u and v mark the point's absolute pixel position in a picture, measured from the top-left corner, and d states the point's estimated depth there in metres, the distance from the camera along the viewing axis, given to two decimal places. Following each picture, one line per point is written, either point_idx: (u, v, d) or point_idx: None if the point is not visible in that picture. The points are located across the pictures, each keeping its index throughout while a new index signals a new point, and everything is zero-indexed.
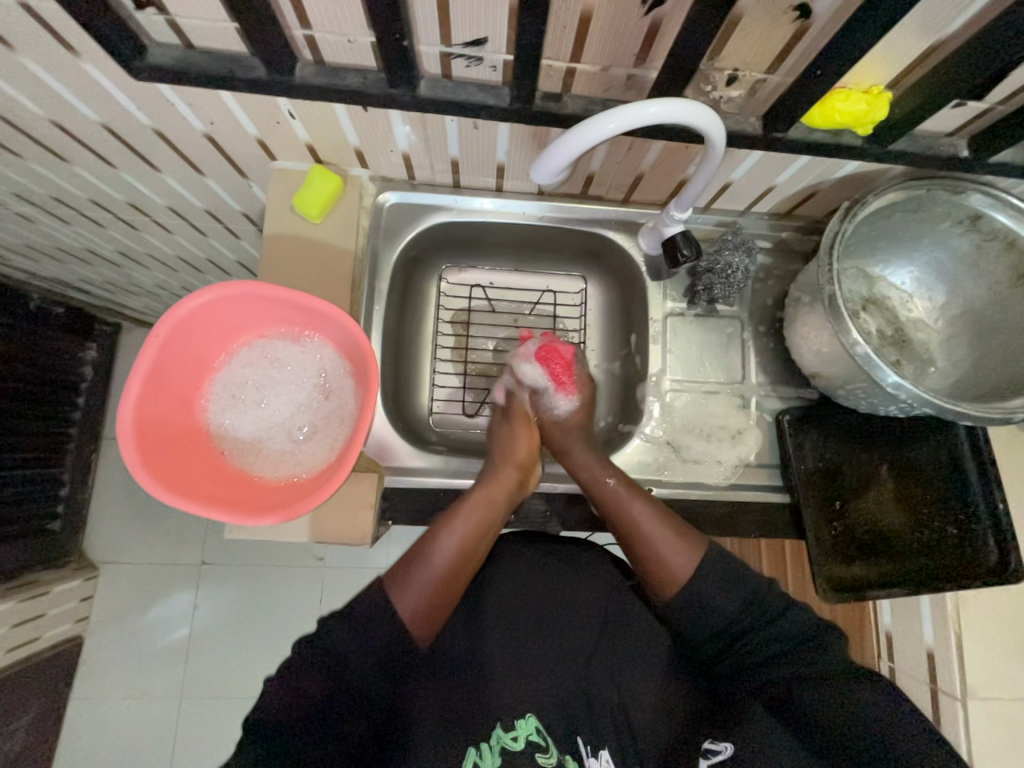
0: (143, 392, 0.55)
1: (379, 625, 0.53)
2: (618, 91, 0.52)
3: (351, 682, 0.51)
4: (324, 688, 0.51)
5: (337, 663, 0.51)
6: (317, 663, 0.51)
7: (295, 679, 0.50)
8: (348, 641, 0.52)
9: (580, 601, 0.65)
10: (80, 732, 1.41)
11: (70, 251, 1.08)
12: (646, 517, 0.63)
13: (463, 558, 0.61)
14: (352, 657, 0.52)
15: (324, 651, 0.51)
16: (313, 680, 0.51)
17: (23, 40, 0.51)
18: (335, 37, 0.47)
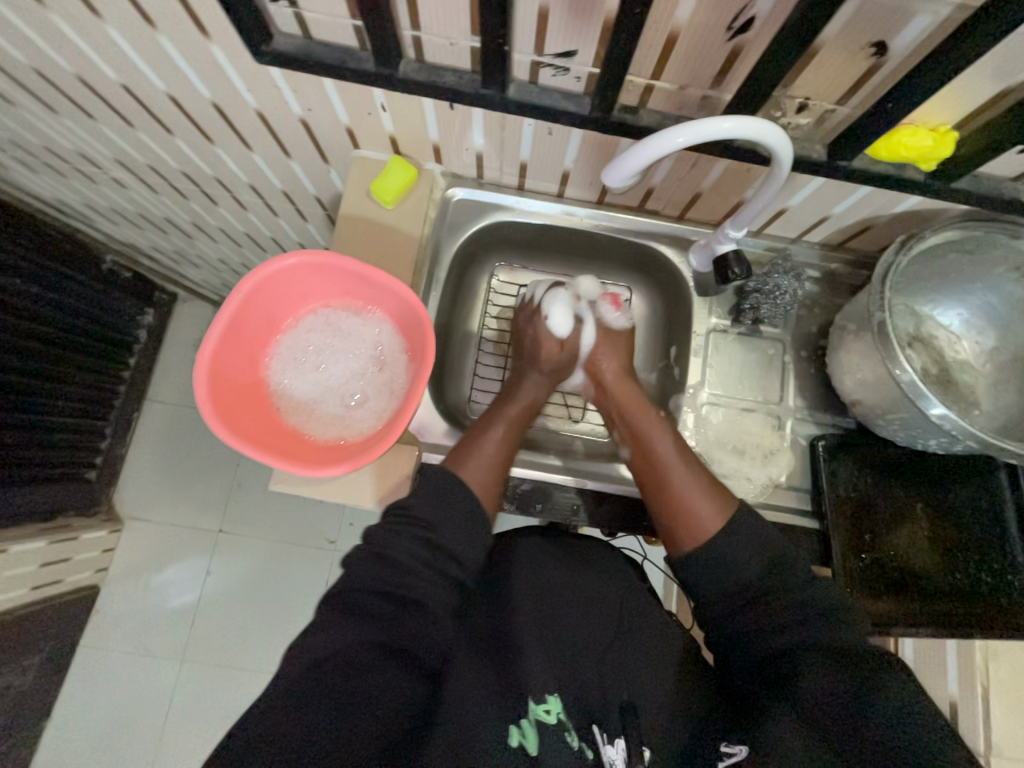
0: (220, 342, 0.59)
1: (462, 502, 0.62)
2: (691, 110, 0.56)
3: (441, 560, 0.58)
4: (413, 563, 0.56)
5: (431, 538, 0.58)
6: (408, 538, 0.57)
7: (385, 547, 0.57)
8: (432, 516, 0.60)
9: (599, 595, 0.67)
10: (84, 678, 1.45)
11: (150, 218, 1.17)
12: (670, 453, 0.68)
13: (507, 451, 0.70)
14: (446, 538, 0.59)
15: (417, 523, 0.59)
16: (404, 553, 0.56)
17: (165, 22, 0.57)
18: (440, 39, 0.52)
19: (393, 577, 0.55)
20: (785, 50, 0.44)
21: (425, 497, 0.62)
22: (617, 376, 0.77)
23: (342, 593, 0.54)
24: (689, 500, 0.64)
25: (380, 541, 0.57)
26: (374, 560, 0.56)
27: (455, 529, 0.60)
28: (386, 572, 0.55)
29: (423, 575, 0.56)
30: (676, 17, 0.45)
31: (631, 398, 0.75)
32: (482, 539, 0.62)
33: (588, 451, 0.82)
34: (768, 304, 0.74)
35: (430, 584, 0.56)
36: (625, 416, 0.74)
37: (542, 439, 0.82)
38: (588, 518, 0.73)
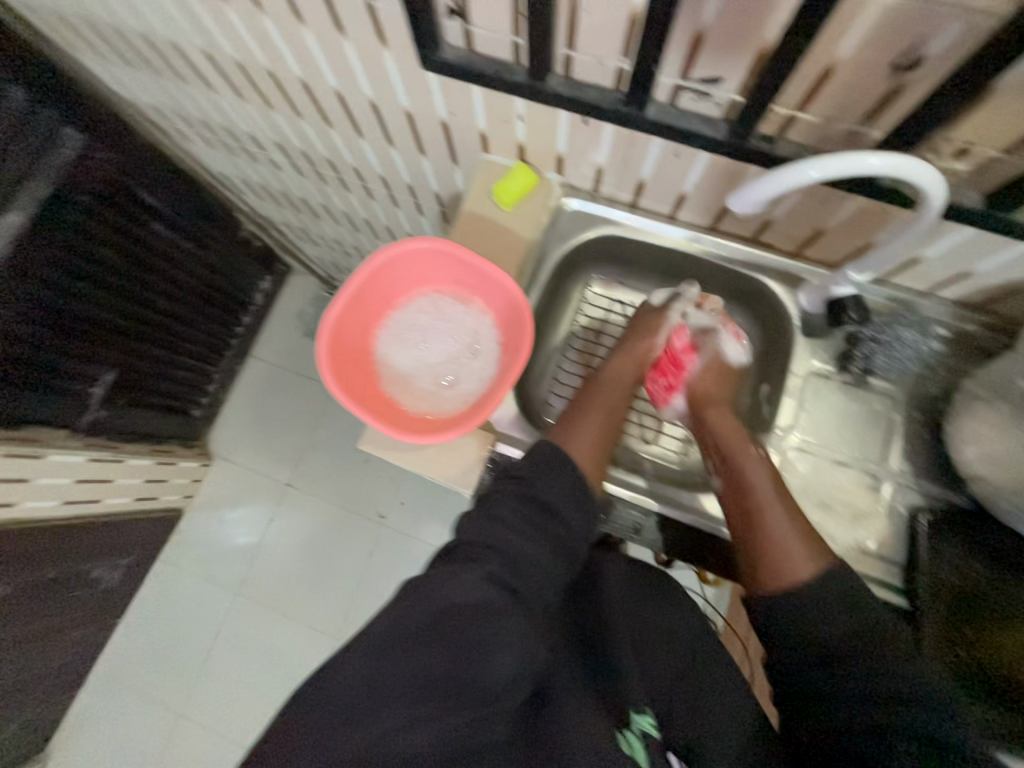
0: (344, 309, 0.66)
1: (569, 475, 0.64)
2: (833, 144, 0.54)
3: (549, 520, 0.60)
4: (523, 521, 0.59)
5: (537, 497, 0.62)
6: (519, 500, 0.61)
7: (495, 507, 0.60)
8: (547, 479, 0.63)
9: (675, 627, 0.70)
10: (158, 588, 1.64)
11: (290, 196, 1.33)
12: (768, 493, 0.64)
13: (597, 451, 0.69)
14: (554, 502, 0.62)
15: (526, 484, 0.63)
16: (514, 512, 0.60)
17: (353, 30, 0.66)
18: (590, 58, 0.56)
19: (503, 534, 0.57)
20: (954, 92, 0.42)
21: (531, 459, 0.65)
22: (719, 405, 0.75)
23: (460, 546, 0.57)
24: (780, 536, 0.61)
25: (491, 503, 0.61)
26: (487, 517, 0.59)
27: (564, 493, 0.62)
28: (496, 527, 0.58)
29: (531, 534, 0.59)
30: (837, 51, 0.45)
31: (727, 421, 0.72)
32: (588, 509, 0.63)
33: (657, 473, 0.81)
34: (883, 355, 0.69)
35: (538, 544, 0.58)
36: (716, 439, 0.71)
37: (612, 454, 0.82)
38: (648, 539, 0.73)
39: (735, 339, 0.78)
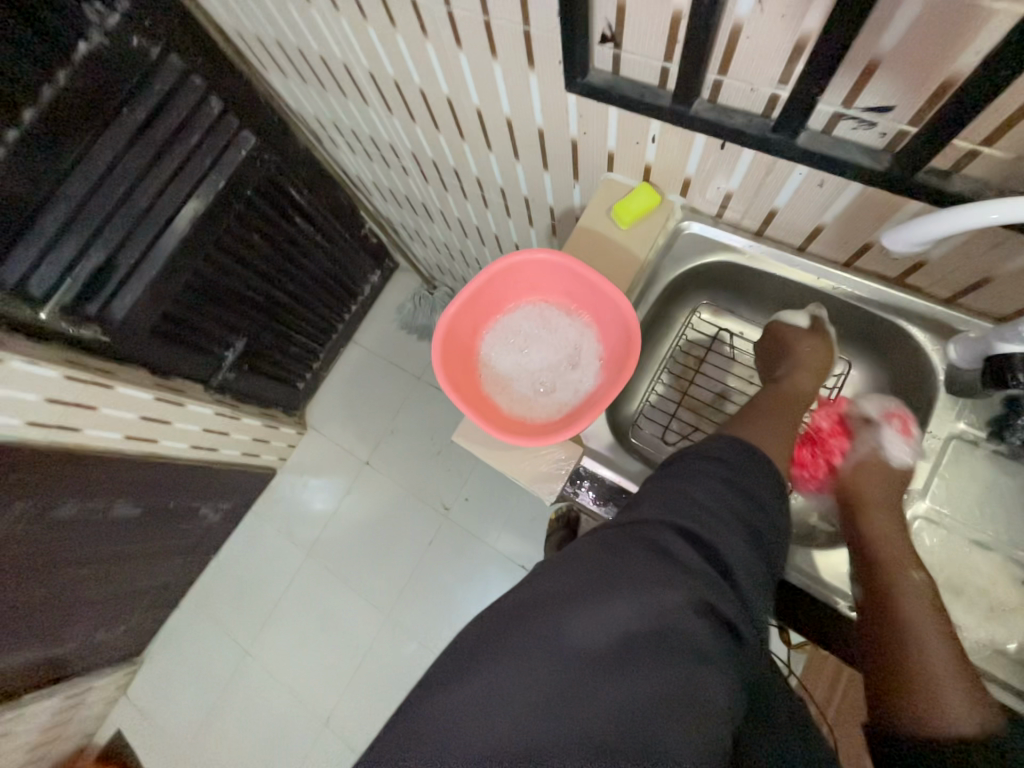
0: (461, 307, 0.71)
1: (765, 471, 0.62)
2: (1022, 185, 0.48)
3: (749, 512, 0.57)
4: (723, 512, 0.56)
5: (735, 482, 0.59)
6: (716, 483, 0.58)
7: (688, 484, 0.58)
8: (741, 469, 0.61)
9: None
10: (247, 534, 1.84)
11: (412, 200, 1.44)
12: (927, 624, 0.54)
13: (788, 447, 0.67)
14: (755, 491, 0.59)
15: (726, 465, 0.60)
16: (711, 495, 0.57)
17: (505, 53, 0.71)
18: (742, 84, 0.55)
19: (698, 517, 0.55)
20: None
21: (723, 440, 0.64)
22: (886, 508, 0.64)
23: (651, 528, 0.54)
24: (933, 685, 0.50)
25: (683, 477, 0.59)
26: (676, 493, 0.57)
27: (760, 484, 0.60)
28: (692, 508, 0.55)
29: (731, 524, 0.55)
30: None
31: (901, 547, 0.60)
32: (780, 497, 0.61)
33: None
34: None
35: (735, 541, 0.54)
36: (876, 554, 0.61)
37: None
38: None
39: (903, 436, 0.68)
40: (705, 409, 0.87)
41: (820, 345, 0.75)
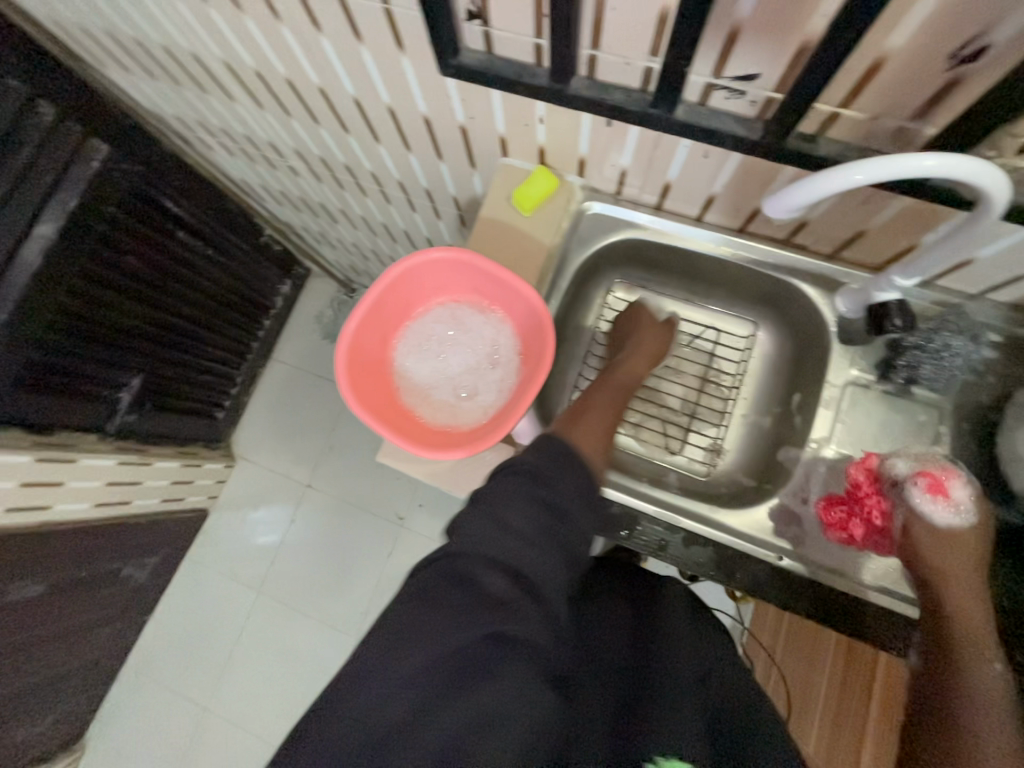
0: (362, 320, 0.65)
1: (578, 472, 0.60)
2: (879, 142, 0.51)
3: (558, 523, 0.56)
4: (531, 530, 0.54)
5: (550, 498, 0.57)
6: (531, 501, 0.56)
7: (503, 509, 0.54)
8: (550, 473, 0.59)
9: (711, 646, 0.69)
10: (184, 584, 1.68)
11: (308, 201, 1.32)
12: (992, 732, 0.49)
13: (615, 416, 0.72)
14: (561, 498, 0.58)
15: (542, 481, 0.58)
16: (524, 517, 0.54)
17: (370, 35, 0.65)
18: (616, 58, 0.53)
19: (508, 544, 0.53)
20: None
21: (542, 452, 0.60)
22: (977, 595, 0.54)
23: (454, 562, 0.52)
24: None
25: (500, 500, 0.56)
26: (489, 519, 0.54)
27: (572, 491, 0.59)
28: (501, 535, 0.53)
29: (539, 543, 0.54)
30: (891, 43, 0.42)
31: (982, 640, 0.53)
32: (592, 497, 0.60)
33: (682, 486, 0.79)
34: (930, 364, 0.65)
35: (544, 558, 0.54)
36: (947, 638, 0.54)
37: (634, 466, 0.81)
38: (675, 557, 0.68)
39: (937, 496, 0.56)
40: None
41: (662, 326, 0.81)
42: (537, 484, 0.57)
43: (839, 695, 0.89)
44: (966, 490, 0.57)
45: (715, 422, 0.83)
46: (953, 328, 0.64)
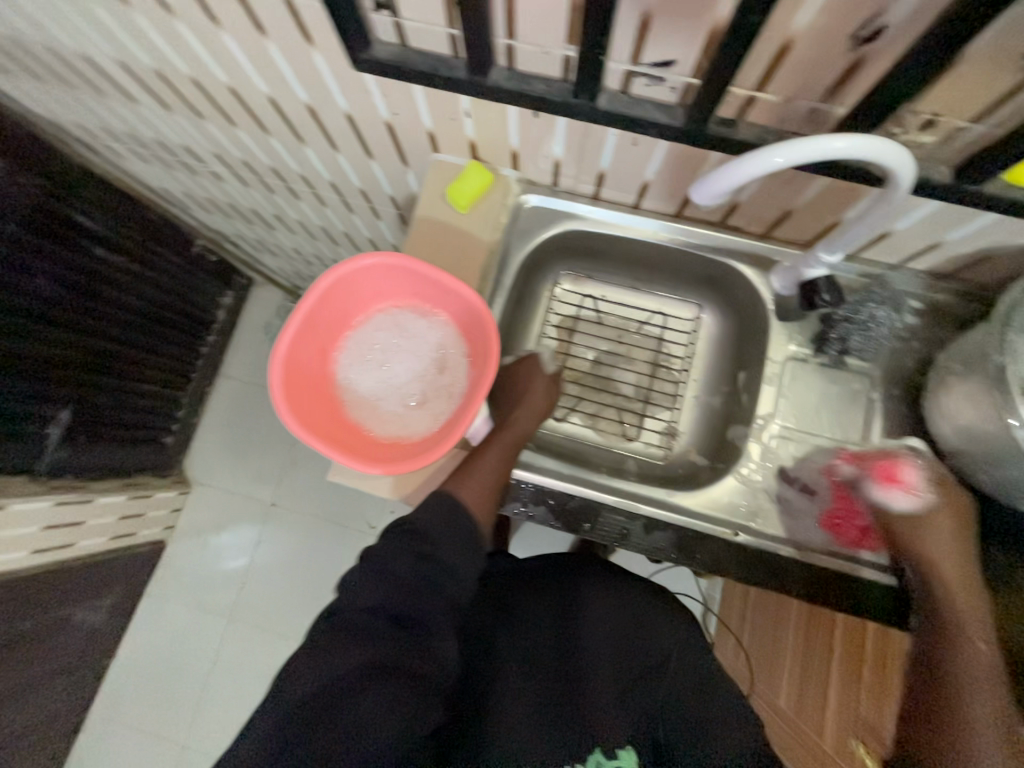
0: (296, 336, 0.62)
1: (463, 526, 0.60)
2: (796, 123, 0.52)
3: (437, 574, 0.57)
4: (410, 581, 0.56)
5: (431, 552, 0.58)
6: (413, 556, 0.57)
7: (390, 561, 0.56)
8: (441, 526, 0.59)
9: (651, 643, 0.70)
10: (144, 622, 1.58)
11: (238, 208, 1.24)
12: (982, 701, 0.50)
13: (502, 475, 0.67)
14: (449, 550, 0.59)
15: (422, 537, 0.58)
16: (404, 568, 0.56)
17: (274, 29, 0.60)
18: (534, 47, 0.52)
19: (391, 592, 0.55)
20: (922, 62, 0.39)
21: (425, 509, 0.61)
22: (958, 567, 0.57)
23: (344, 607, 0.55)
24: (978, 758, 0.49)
25: (383, 555, 0.57)
26: (372, 572, 0.56)
27: (454, 546, 0.59)
28: (383, 586, 0.55)
29: (419, 593, 0.56)
30: (795, 25, 0.42)
31: (974, 621, 0.54)
32: (476, 553, 0.61)
33: (640, 472, 0.80)
34: (859, 334, 0.69)
35: (424, 609, 0.55)
36: (942, 622, 0.55)
37: (593, 457, 0.81)
38: (637, 545, 0.69)
39: (891, 485, 0.60)
40: (586, 379, 0.87)
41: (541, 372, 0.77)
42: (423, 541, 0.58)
43: (804, 644, 0.94)
44: (918, 474, 0.60)
45: (669, 406, 0.84)
46: (877, 300, 0.69)
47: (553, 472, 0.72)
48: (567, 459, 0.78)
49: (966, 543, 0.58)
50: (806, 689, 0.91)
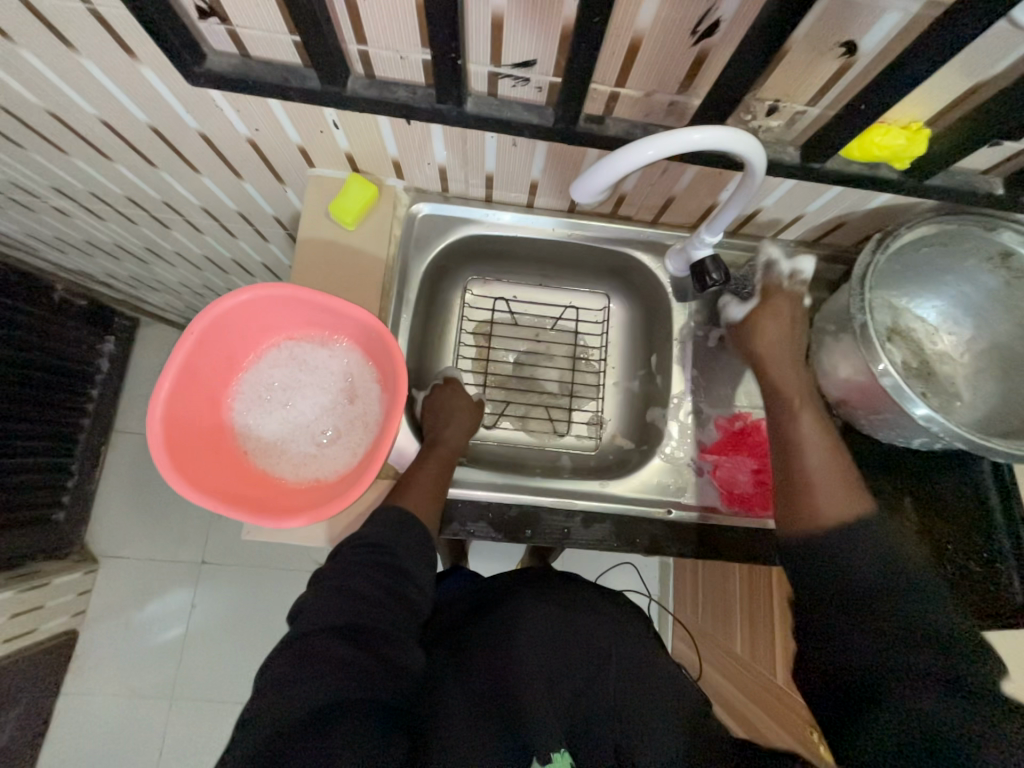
0: (173, 391, 0.55)
1: (415, 529, 0.62)
2: (659, 115, 0.53)
3: (401, 584, 0.58)
4: (375, 594, 0.56)
5: (392, 562, 0.59)
6: (374, 570, 0.58)
7: (346, 577, 0.56)
8: (395, 537, 0.60)
9: (592, 636, 0.67)
10: (64, 729, 1.34)
11: (99, 245, 1.08)
12: (821, 461, 0.58)
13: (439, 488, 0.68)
14: (406, 561, 0.60)
15: (382, 550, 0.59)
16: (368, 584, 0.56)
17: (85, 42, 0.52)
18: (388, 53, 0.49)
19: (356, 608, 0.54)
20: (752, 55, 0.42)
21: (378, 522, 0.61)
22: (787, 363, 0.65)
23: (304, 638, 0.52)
24: (816, 484, 0.56)
25: (341, 572, 0.57)
26: (333, 592, 0.55)
27: (413, 554, 0.61)
28: (347, 604, 0.54)
29: (382, 604, 0.56)
30: (637, 23, 0.43)
31: (794, 384, 0.63)
32: (429, 558, 0.63)
33: (576, 466, 0.81)
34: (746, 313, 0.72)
35: (393, 622, 0.55)
36: (770, 396, 0.64)
37: (527, 460, 0.81)
38: (579, 541, 0.69)
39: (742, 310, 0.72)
40: (510, 382, 0.86)
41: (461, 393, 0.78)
42: (378, 552, 0.59)
43: (749, 592, 1.00)
44: (751, 283, 0.71)
45: (595, 395, 0.85)
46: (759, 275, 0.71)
47: (487, 485, 0.71)
48: (501, 469, 0.77)
49: (796, 330, 0.67)
50: (755, 634, 0.98)
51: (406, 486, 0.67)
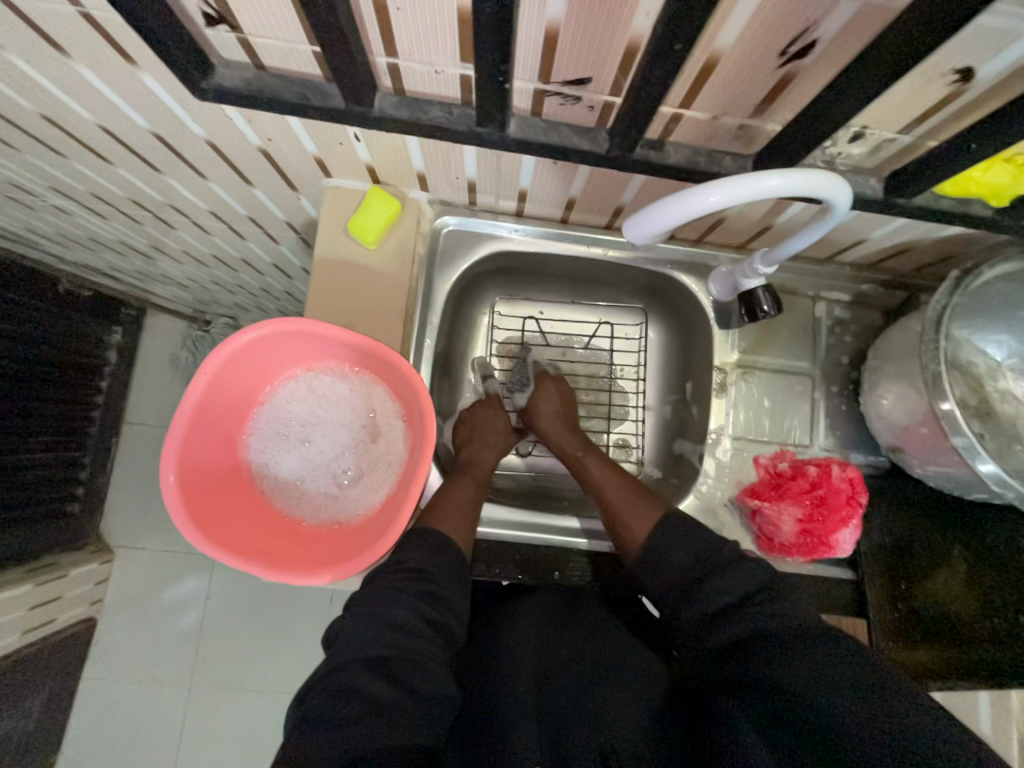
0: (187, 435, 0.52)
1: (451, 554, 0.59)
2: (724, 140, 0.47)
3: (441, 615, 0.54)
4: (413, 623, 0.52)
5: (432, 590, 0.56)
6: (413, 596, 0.54)
7: (386, 605, 0.52)
8: (434, 563, 0.58)
9: (577, 639, 0.59)
10: (88, 711, 1.37)
11: (102, 242, 1.02)
12: (608, 484, 0.68)
13: (469, 508, 0.66)
14: (446, 594, 0.56)
15: (421, 575, 0.56)
16: (409, 613, 0.52)
17: (78, 46, 0.46)
18: (422, 67, 0.43)
19: (395, 638, 0.50)
20: (851, 87, 0.36)
21: (419, 544, 0.58)
22: (552, 416, 0.76)
23: (340, 668, 0.48)
24: (620, 509, 0.65)
25: (380, 599, 0.53)
26: (372, 618, 0.51)
27: (450, 579, 0.58)
28: (388, 633, 0.50)
29: (422, 634, 0.52)
30: (717, 43, 0.37)
31: (570, 443, 0.74)
32: (466, 585, 0.60)
33: None
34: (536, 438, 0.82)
35: (431, 655, 0.51)
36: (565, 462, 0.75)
37: (553, 490, 0.79)
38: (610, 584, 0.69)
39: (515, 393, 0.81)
40: None
41: (490, 409, 0.77)
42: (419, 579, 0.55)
43: None
44: (529, 374, 0.80)
45: (627, 419, 0.83)
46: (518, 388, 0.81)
47: (512, 523, 0.70)
48: (528, 501, 0.75)
49: (571, 402, 0.78)
50: None
51: (440, 507, 0.64)
